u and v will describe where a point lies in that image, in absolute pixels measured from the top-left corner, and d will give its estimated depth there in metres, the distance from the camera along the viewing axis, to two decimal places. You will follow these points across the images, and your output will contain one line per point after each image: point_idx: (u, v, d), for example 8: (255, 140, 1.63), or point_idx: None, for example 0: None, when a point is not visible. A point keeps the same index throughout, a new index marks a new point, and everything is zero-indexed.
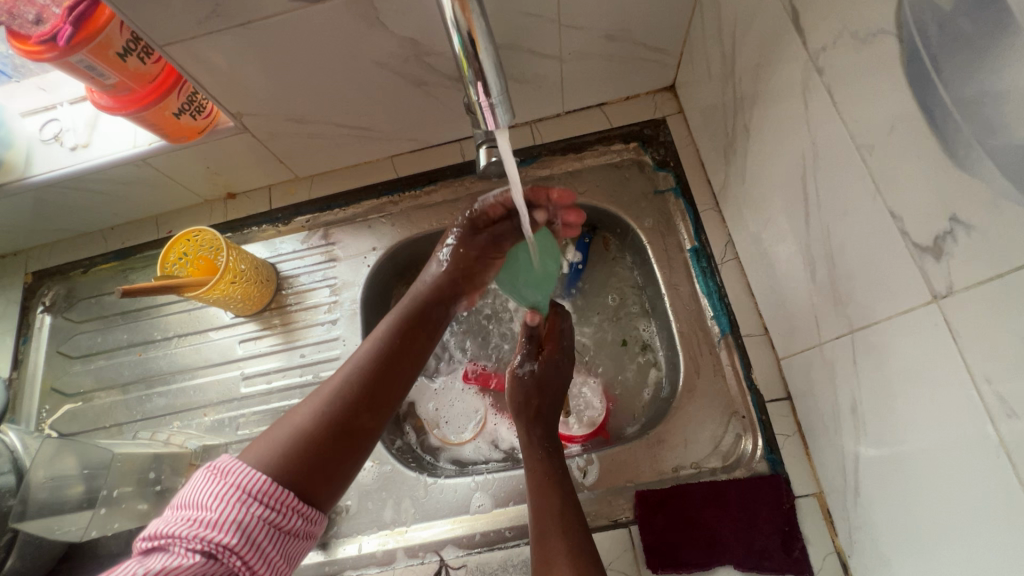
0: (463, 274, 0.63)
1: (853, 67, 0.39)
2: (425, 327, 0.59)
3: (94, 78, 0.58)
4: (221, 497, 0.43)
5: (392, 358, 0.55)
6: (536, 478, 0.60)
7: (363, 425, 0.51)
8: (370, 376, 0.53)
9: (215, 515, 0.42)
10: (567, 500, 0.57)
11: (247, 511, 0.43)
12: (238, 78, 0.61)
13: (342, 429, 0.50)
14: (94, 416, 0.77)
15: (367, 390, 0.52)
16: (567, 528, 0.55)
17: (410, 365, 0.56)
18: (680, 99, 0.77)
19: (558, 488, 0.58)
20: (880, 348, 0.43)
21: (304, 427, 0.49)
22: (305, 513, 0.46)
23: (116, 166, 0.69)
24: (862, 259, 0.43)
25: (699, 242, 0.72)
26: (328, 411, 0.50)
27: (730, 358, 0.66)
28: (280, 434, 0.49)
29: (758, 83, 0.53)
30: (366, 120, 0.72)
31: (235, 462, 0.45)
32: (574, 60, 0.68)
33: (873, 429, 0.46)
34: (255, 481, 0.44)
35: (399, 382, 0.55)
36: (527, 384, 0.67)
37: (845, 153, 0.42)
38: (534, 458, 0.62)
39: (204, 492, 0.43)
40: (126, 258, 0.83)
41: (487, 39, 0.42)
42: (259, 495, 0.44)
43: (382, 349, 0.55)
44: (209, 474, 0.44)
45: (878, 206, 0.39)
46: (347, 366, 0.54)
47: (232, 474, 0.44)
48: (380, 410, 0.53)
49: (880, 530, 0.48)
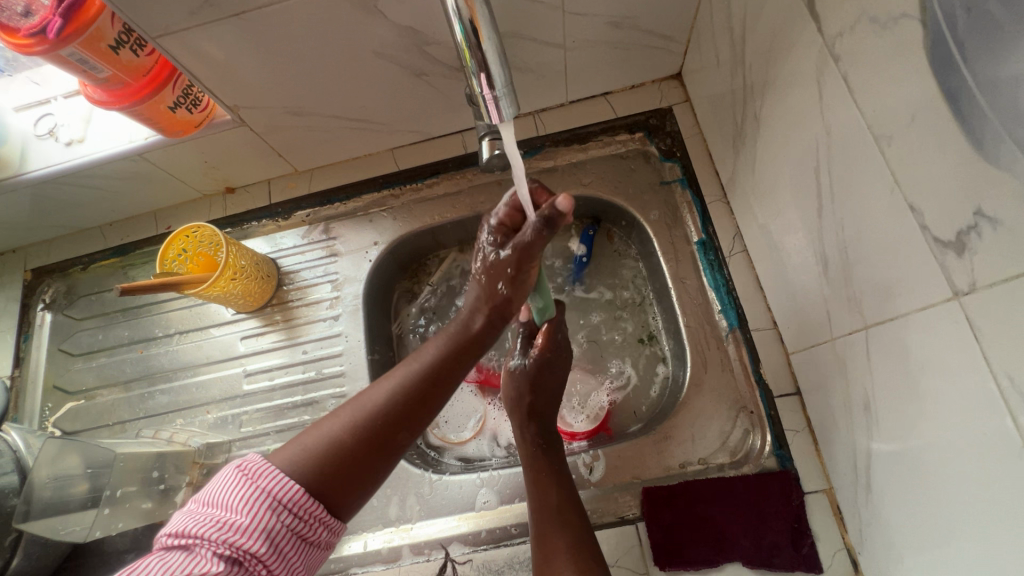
0: (498, 311, 0.54)
1: (872, 53, 0.37)
2: (472, 345, 0.53)
3: (87, 71, 0.57)
4: (249, 501, 0.42)
5: (435, 379, 0.50)
6: (535, 470, 0.59)
7: (398, 442, 0.48)
8: (411, 397, 0.49)
9: (243, 520, 0.41)
10: (565, 497, 0.57)
11: (275, 519, 0.42)
12: (234, 70, 0.60)
13: (377, 446, 0.47)
14: (97, 414, 0.76)
15: (408, 409, 0.49)
16: (564, 525, 0.54)
17: (452, 387, 0.52)
18: (686, 87, 0.75)
19: (556, 485, 0.58)
20: (896, 345, 0.42)
21: (340, 437, 0.46)
22: (330, 523, 0.45)
23: (112, 162, 0.68)
24: (877, 253, 0.41)
25: (707, 234, 0.70)
26: (365, 428, 0.47)
27: (738, 352, 0.65)
28: (316, 442, 0.46)
29: (770, 70, 0.51)
30: (365, 112, 0.70)
31: (267, 466, 0.44)
32: (578, 48, 0.67)
33: (886, 426, 0.45)
34: (286, 488, 0.43)
35: (439, 401, 0.51)
36: (521, 382, 0.63)
37: (861, 143, 0.40)
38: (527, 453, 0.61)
39: (232, 494, 0.42)
40: (125, 254, 0.82)
41: (490, 27, 0.40)
42: (289, 503, 0.43)
43: (426, 369, 0.50)
44: (238, 474, 0.43)
45: (896, 199, 0.38)
46: (390, 380, 0.50)
47: (262, 478, 0.43)
48: (417, 429, 0.49)
49: (893, 527, 0.47)
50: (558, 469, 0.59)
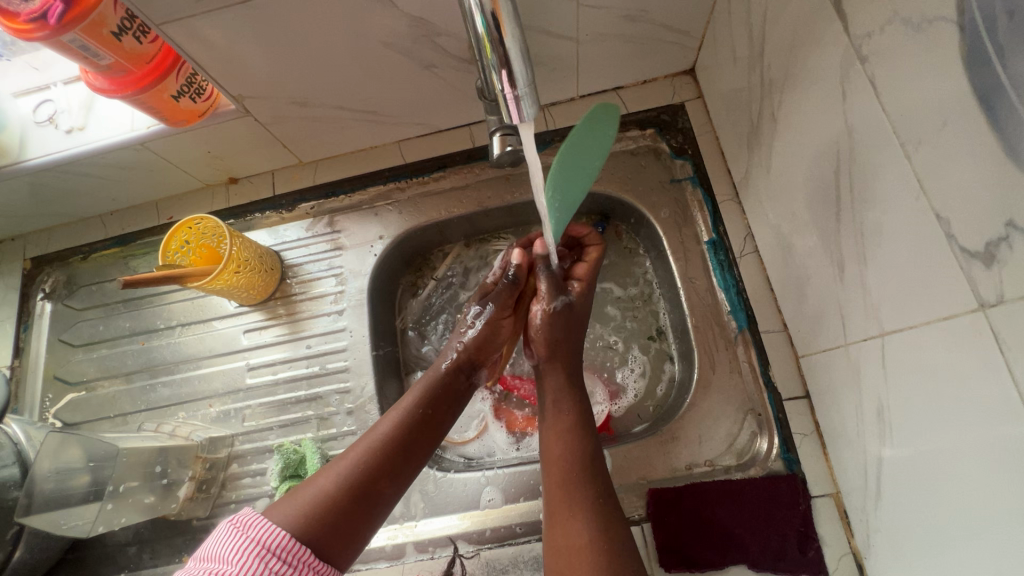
0: (477, 347, 0.64)
1: (902, 57, 0.36)
2: (447, 398, 0.61)
3: (88, 58, 0.56)
4: (242, 550, 0.44)
5: (415, 430, 0.57)
6: (566, 421, 0.58)
7: (381, 491, 0.53)
8: (393, 446, 0.55)
9: (234, 568, 0.43)
10: (594, 449, 0.57)
11: (265, 565, 0.44)
12: (239, 58, 0.58)
13: (362, 497, 0.51)
14: (98, 406, 0.76)
15: (389, 460, 0.54)
16: (590, 481, 0.54)
17: (432, 436, 0.58)
18: (699, 83, 0.74)
19: (586, 436, 0.57)
20: (914, 354, 0.41)
21: (326, 489, 0.51)
22: (321, 569, 0.47)
23: (114, 150, 0.67)
24: (900, 261, 0.41)
25: (717, 233, 0.69)
26: (352, 476, 0.52)
27: (747, 354, 0.65)
28: (306, 495, 0.51)
29: (790, 67, 0.50)
30: (373, 104, 0.69)
31: (257, 517, 0.47)
32: (591, 42, 0.65)
33: (900, 434, 0.45)
34: (275, 536, 0.46)
35: (419, 450, 0.57)
36: (566, 321, 0.63)
37: (887, 148, 0.39)
38: (564, 400, 0.60)
39: (225, 545, 0.45)
40: (126, 245, 0.81)
41: (513, 22, 0.39)
42: (278, 550, 0.45)
43: (406, 418, 0.57)
44: (231, 527, 0.46)
45: (921, 207, 0.37)
46: (373, 433, 0.56)
47: (252, 528, 0.46)
48: (399, 477, 0.54)
49: (902, 535, 0.47)
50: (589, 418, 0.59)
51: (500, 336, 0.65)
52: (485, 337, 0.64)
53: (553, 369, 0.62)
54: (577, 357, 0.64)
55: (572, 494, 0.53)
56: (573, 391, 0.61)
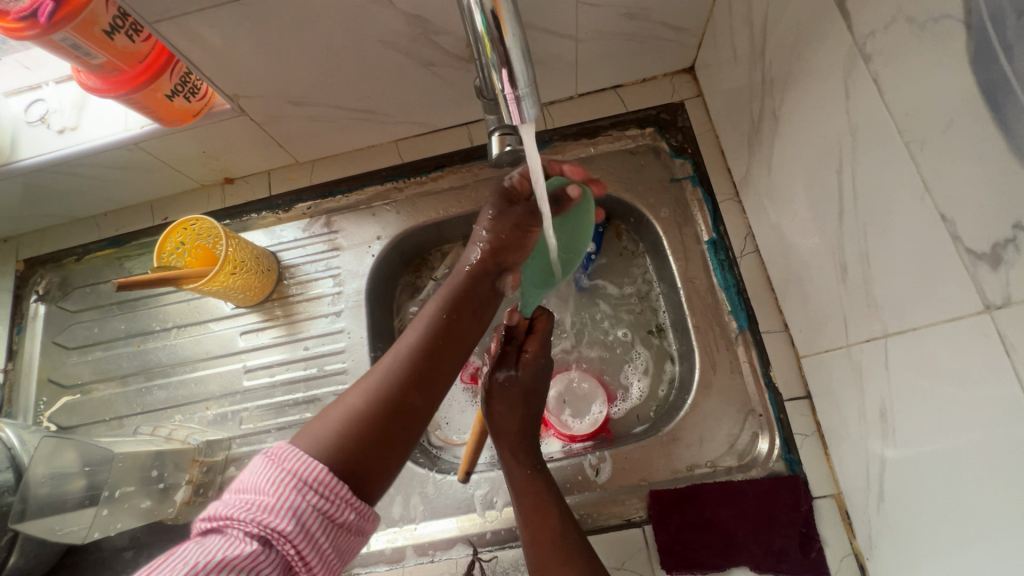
0: (503, 250, 0.57)
1: (908, 54, 0.35)
2: (473, 301, 0.56)
3: (80, 58, 0.55)
4: (277, 482, 0.42)
5: (440, 339, 0.52)
6: (529, 499, 0.56)
7: (413, 404, 0.49)
8: (421, 359, 0.51)
9: (272, 500, 0.41)
10: (565, 525, 0.54)
11: (303, 498, 0.41)
12: (235, 57, 0.57)
13: (395, 411, 0.48)
14: (94, 409, 0.75)
15: (420, 372, 0.50)
16: (569, 554, 0.51)
17: (460, 344, 0.54)
18: (699, 81, 0.73)
19: (556, 512, 0.55)
20: (918, 354, 0.41)
21: (356, 408, 0.47)
22: (357, 506, 0.44)
23: (108, 151, 0.66)
24: (903, 261, 0.40)
25: (717, 233, 0.69)
26: (380, 391, 0.48)
27: (747, 354, 0.64)
28: (336, 415, 0.47)
29: (792, 65, 0.49)
30: (370, 103, 0.68)
31: (292, 448, 0.44)
32: (590, 40, 0.65)
33: (903, 435, 0.45)
34: (311, 468, 0.42)
35: (448, 360, 0.52)
36: (511, 393, 0.60)
37: (891, 148, 0.39)
38: (522, 480, 0.58)
39: (262, 475, 0.42)
40: (121, 246, 0.80)
41: (514, 22, 0.38)
42: (315, 483, 0.42)
43: (431, 328, 0.53)
44: (267, 459, 0.43)
45: (926, 208, 0.37)
46: (399, 346, 0.52)
47: (288, 459, 0.43)
48: (427, 387, 0.50)
49: (904, 536, 0.47)
50: (554, 492, 0.57)
51: (527, 241, 0.58)
52: (506, 242, 0.57)
53: (501, 449, 0.60)
54: (529, 436, 0.61)
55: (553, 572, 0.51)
56: (530, 467, 0.59)
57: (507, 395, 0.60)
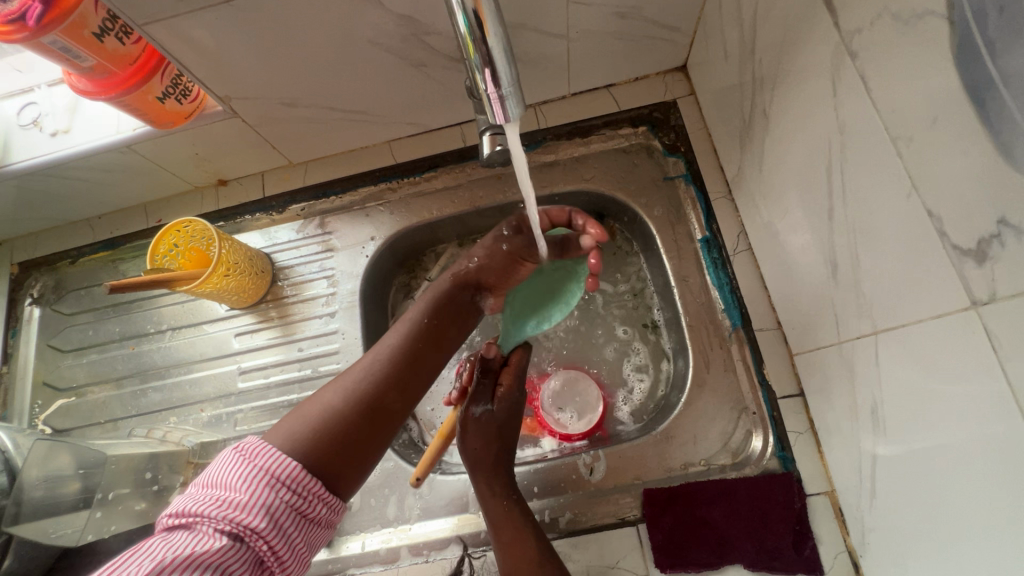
0: (493, 271, 0.61)
1: (894, 50, 0.35)
2: (454, 313, 0.61)
3: (71, 60, 0.55)
4: (249, 480, 0.43)
5: (422, 344, 0.57)
6: (506, 532, 0.56)
7: (390, 405, 0.53)
8: (401, 361, 0.55)
9: (244, 497, 0.43)
10: (545, 551, 0.54)
11: (276, 495, 0.44)
12: (226, 59, 0.57)
13: (370, 409, 0.52)
14: (89, 412, 0.75)
15: (397, 373, 0.54)
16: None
17: (438, 351, 0.58)
18: (691, 80, 0.73)
19: (534, 539, 0.55)
20: (908, 350, 0.41)
21: (336, 404, 0.51)
22: (330, 502, 0.47)
23: (100, 153, 0.66)
24: (891, 258, 0.40)
25: (711, 232, 0.69)
26: (358, 389, 0.52)
27: (741, 352, 0.64)
28: (313, 409, 0.51)
29: (781, 64, 0.49)
30: (362, 103, 0.68)
31: (264, 446, 0.46)
32: (582, 39, 0.65)
33: (893, 431, 0.45)
34: (284, 466, 0.45)
35: (425, 364, 0.57)
36: (488, 427, 0.61)
37: (878, 145, 0.39)
38: (497, 511, 0.57)
39: (232, 473, 0.44)
40: (115, 248, 0.80)
41: (496, 21, 0.38)
42: (288, 480, 0.45)
43: (410, 333, 0.57)
44: (237, 455, 0.45)
45: (913, 205, 0.37)
46: (380, 347, 0.56)
47: (260, 457, 0.45)
48: (407, 393, 0.54)
49: (897, 533, 0.47)
50: (529, 518, 0.57)
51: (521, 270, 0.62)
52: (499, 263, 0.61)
53: (477, 479, 0.60)
54: (503, 464, 0.61)
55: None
56: (504, 496, 0.58)
57: (483, 429, 0.61)
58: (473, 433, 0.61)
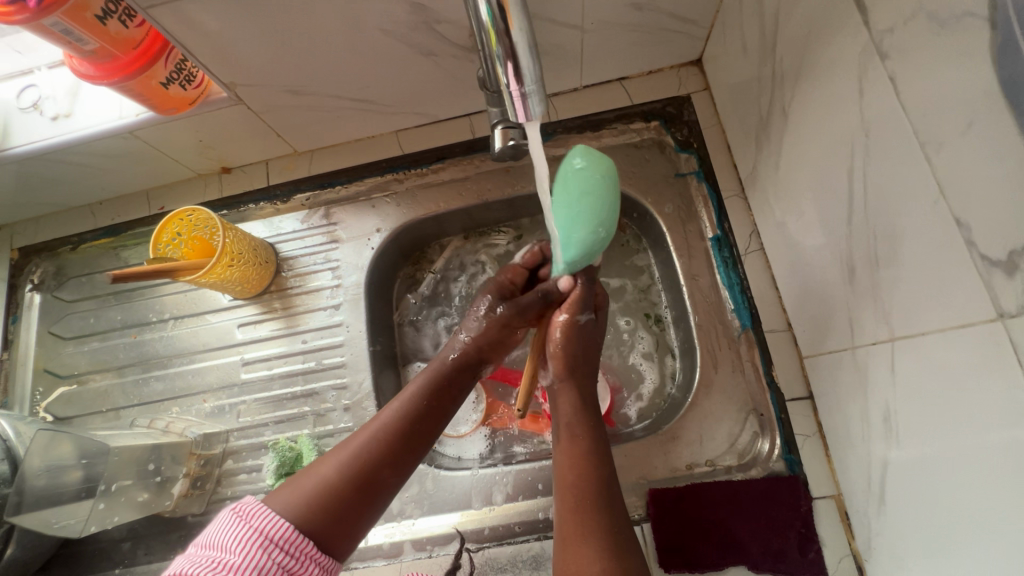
0: (488, 344, 0.62)
1: (928, 52, 0.34)
2: (454, 386, 0.59)
3: (72, 43, 0.53)
4: (244, 540, 0.43)
5: (420, 418, 0.55)
6: (581, 441, 0.57)
7: (384, 479, 0.51)
8: (398, 434, 0.53)
9: (237, 559, 0.42)
10: (609, 471, 0.55)
11: (269, 557, 0.43)
12: (231, 44, 0.56)
13: (365, 485, 0.50)
14: (90, 400, 0.75)
15: (393, 448, 0.52)
16: (603, 509, 0.52)
17: (437, 424, 0.56)
18: (706, 74, 0.72)
19: (602, 457, 0.55)
20: (926, 359, 0.40)
21: (329, 477, 0.49)
22: (323, 563, 0.46)
23: (102, 138, 0.65)
24: (914, 264, 0.39)
25: (722, 230, 0.68)
26: (353, 463, 0.51)
27: (750, 353, 0.64)
28: (308, 483, 0.49)
29: (804, 62, 0.48)
30: (370, 92, 0.67)
31: (260, 506, 0.46)
32: (597, 30, 0.63)
33: (907, 440, 0.44)
34: (279, 527, 0.45)
35: (423, 440, 0.55)
36: (587, 336, 0.63)
37: (905, 150, 0.38)
38: (578, 419, 0.59)
39: (227, 534, 0.44)
40: (116, 235, 0.79)
41: (523, 16, 0.35)
42: (282, 541, 0.44)
43: (409, 411, 0.55)
44: (233, 515, 0.45)
45: (940, 212, 0.36)
46: (375, 424, 0.54)
47: (256, 517, 0.45)
48: (402, 465, 0.53)
49: (905, 539, 0.47)
50: (602, 435, 0.58)
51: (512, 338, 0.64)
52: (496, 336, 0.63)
53: (569, 386, 0.61)
54: (591, 375, 0.62)
55: (586, 514, 0.52)
56: (586, 411, 0.59)
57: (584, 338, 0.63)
58: (572, 339, 0.62)
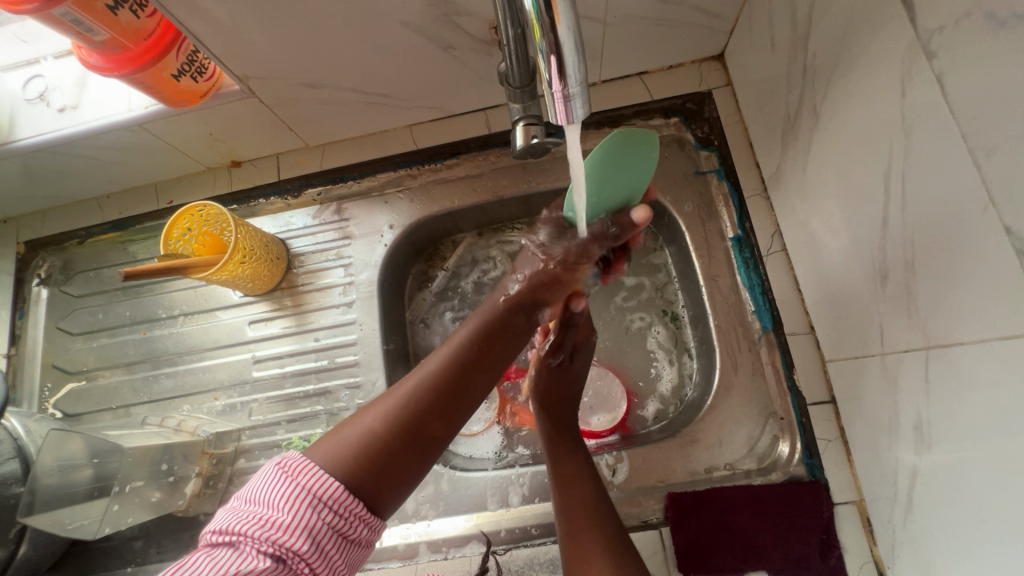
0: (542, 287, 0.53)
1: (982, 52, 0.33)
2: (506, 334, 0.52)
3: (82, 34, 0.52)
4: (290, 498, 0.40)
5: (469, 368, 0.49)
6: (563, 468, 0.57)
7: (431, 433, 0.46)
8: (446, 385, 0.48)
9: (286, 517, 0.40)
10: (596, 491, 0.55)
11: (318, 516, 0.40)
12: (245, 36, 0.54)
13: (412, 439, 0.45)
14: (100, 397, 0.74)
15: (441, 399, 0.47)
16: (598, 525, 0.52)
17: (487, 376, 0.50)
18: (728, 69, 0.70)
19: (590, 480, 0.56)
20: (963, 369, 0.39)
21: (374, 429, 0.45)
22: (371, 522, 0.43)
23: (111, 131, 0.63)
24: (955, 271, 0.38)
25: (743, 230, 0.67)
26: (399, 415, 0.46)
27: (770, 356, 0.63)
28: (354, 432, 0.45)
29: (840, 59, 0.47)
30: (385, 86, 0.65)
31: (307, 462, 0.42)
32: (619, 24, 0.61)
33: (938, 450, 0.43)
34: (328, 485, 0.41)
35: (473, 392, 0.49)
36: (562, 377, 0.62)
37: (951, 154, 0.36)
38: (560, 447, 0.60)
39: (273, 490, 0.41)
40: (124, 229, 0.77)
41: (570, 7, 0.32)
42: (330, 501, 0.41)
43: (457, 359, 0.49)
44: (278, 472, 0.42)
45: (988, 219, 0.35)
46: (423, 370, 0.48)
47: (303, 475, 0.41)
48: (450, 419, 0.47)
49: (931, 549, 0.46)
50: (588, 462, 0.58)
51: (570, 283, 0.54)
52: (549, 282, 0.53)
53: (546, 418, 0.62)
54: (569, 410, 0.63)
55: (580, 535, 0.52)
56: (574, 447, 0.59)
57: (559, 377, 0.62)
58: (546, 379, 0.62)
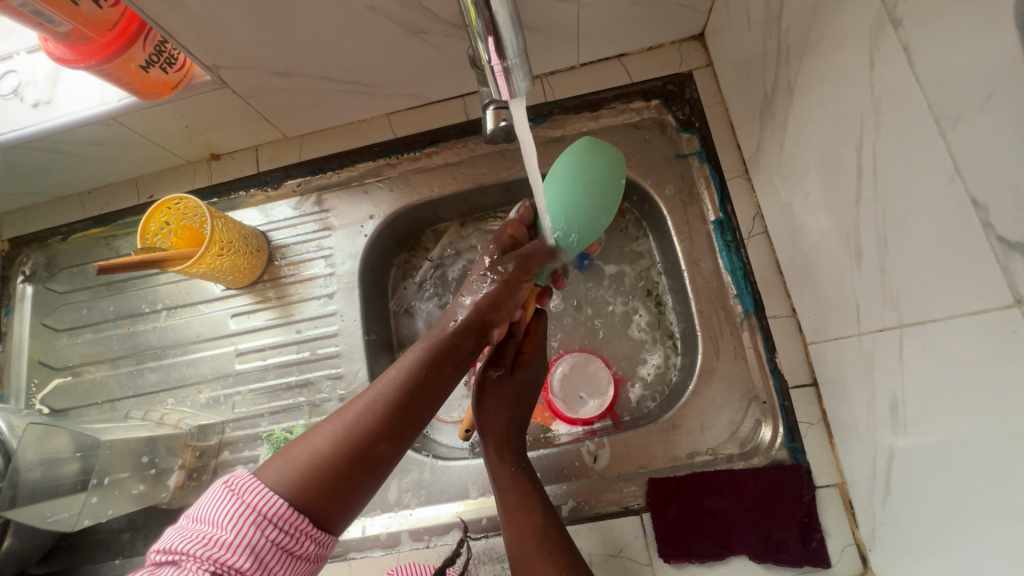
0: (493, 304, 0.53)
1: (948, 18, 0.32)
2: (455, 355, 0.51)
3: (44, 25, 0.51)
4: (234, 516, 0.41)
5: (419, 388, 0.48)
6: (513, 500, 0.55)
7: (380, 452, 0.46)
8: (397, 404, 0.47)
9: (229, 535, 0.40)
10: (546, 518, 0.53)
11: (262, 536, 0.41)
12: (213, 25, 0.54)
13: (360, 458, 0.45)
14: (86, 392, 0.74)
15: (390, 419, 0.46)
16: (551, 552, 0.51)
17: (439, 393, 0.49)
18: (708, 50, 0.69)
19: (541, 507, 0.54)
20: (936, 347, 0.38)
21: (323, 450, 0.45)
22: (318, 538, 0.43)
23: (84, 125, 0.63)
24: (925, 246, 0.37)
25: (724, 213, 0.66)
26: (348, 437, 0.45)
27: (752, 340, 0.62)
28: (302, 453, 0.45)
29: (811, 33, 0.46)
30: (359, 74, 0.64)
31: (253, 480, 0.43)
32: (594, 5, 0.60)
33: (914, 430, 0.43)
34: (271, 503, 0.42)
35: (425, 409, 0.48)
36: (506, 392, 0.61)
37: (919, 128, 0.35)
38: (503, 476, 0.57)
39: (219, 509, 0.41)
40: (106, 225, 0.77)
41: None
42: (275, 519, 0.41)
43: (407, 379, 0.48)
44: (225, 490, 0.42)
45: (955, 192, 0.34)
46: (372, 392, 0.48)
47: (248, 493, 0.42)
48: (400, 438, 0.47)
49: (908, 528, 0.46)
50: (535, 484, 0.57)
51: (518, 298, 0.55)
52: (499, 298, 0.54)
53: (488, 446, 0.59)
54: (515, 432, 0.61)
55: (537, 561, 0.50)
56: (513, 464, 0.58)
57: (503, 394, 0.61)
58: (489, 397, 0.61)
